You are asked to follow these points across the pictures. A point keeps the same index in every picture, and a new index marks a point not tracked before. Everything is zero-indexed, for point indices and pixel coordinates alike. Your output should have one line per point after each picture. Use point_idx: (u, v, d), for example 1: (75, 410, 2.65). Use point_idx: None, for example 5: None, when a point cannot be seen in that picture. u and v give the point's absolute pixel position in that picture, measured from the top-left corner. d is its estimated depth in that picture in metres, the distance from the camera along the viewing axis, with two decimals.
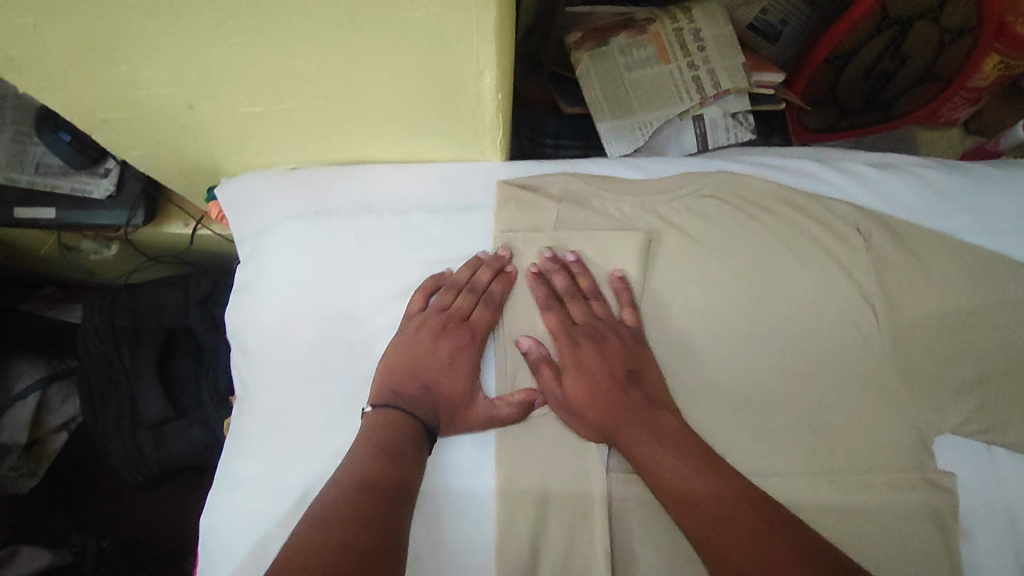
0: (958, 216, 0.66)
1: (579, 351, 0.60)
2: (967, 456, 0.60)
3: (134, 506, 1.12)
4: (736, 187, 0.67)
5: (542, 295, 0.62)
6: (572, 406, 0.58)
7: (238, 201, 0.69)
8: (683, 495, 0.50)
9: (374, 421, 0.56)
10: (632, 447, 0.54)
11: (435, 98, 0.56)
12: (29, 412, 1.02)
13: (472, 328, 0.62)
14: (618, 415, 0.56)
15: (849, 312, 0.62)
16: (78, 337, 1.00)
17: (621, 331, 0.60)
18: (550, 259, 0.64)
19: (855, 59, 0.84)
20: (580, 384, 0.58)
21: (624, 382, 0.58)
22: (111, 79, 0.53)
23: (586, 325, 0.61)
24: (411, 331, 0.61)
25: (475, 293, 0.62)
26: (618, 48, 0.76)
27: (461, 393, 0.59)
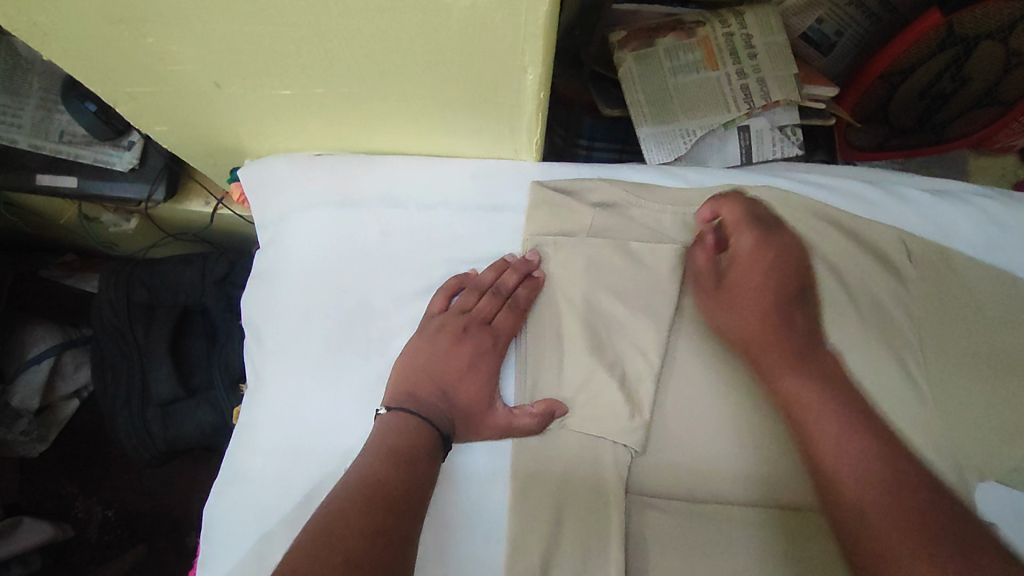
0: (1015, 251, 0.62)
1: (754, 251, 0.58)
2: (1010, 507, 0.56)
3: (139, 479, 1.11)
4: (784, 203, 0.63)
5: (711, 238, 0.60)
6: (730, 310, 0.57)
7: (261, 186, 0.67)
8: (826, 408, 0.50)
9: (387, 424, 0.53)
10: (779, 373, 0.53)
11: (472, 92, 0.53)
12: (42, 377, 1.02)
13: (494, 333, 0.59)
14: (778, 338, 0.54)
15: (900, 345, 0.58)
16: (94, 307, 0.99)
17: (783, 254, 0.58)
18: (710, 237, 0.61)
19: (912, 77, 0.79)
20: (741, 285, 0.57)
21: (790, 304, 0.56)
22: (139, 51, 0.51)
23: (779, 241, 0.59)
24: (430, 332, 0.59)
25: (499, 296, 0.60)
26: (664, 50, 0.72)
27: (478, 401, 0.56)
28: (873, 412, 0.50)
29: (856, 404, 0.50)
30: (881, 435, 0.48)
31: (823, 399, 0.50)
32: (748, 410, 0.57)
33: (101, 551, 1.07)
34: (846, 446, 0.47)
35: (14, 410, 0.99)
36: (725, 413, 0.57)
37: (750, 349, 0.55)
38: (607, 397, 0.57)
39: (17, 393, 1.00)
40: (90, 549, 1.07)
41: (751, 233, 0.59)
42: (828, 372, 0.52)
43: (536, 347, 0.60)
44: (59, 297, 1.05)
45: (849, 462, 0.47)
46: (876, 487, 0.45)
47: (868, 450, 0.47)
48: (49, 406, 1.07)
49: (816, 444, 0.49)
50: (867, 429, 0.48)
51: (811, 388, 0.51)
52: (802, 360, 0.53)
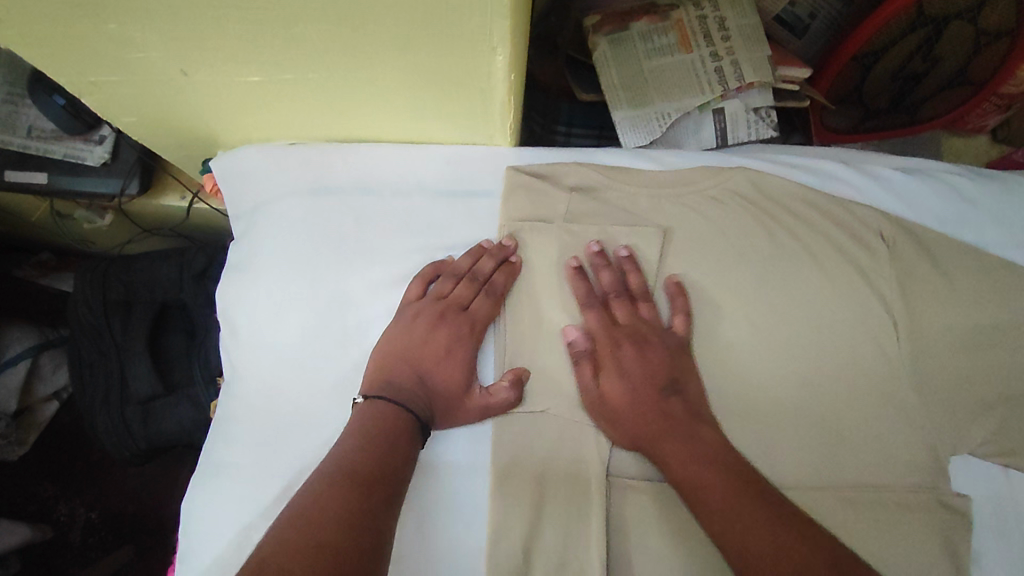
0: (987, 228, 0.62)
1: (618, 361, 0.56)
2: (982, 480, 0.57)
3: (123, 480, 1.10)
4: (759, 184, 0.63)
5: (581, 292, 0.58)
6: (617, 423, 0.54)
7: (236, 177, 0.66)
8: (679, 455, 0.51)
9: (364, 413, 0.53)
10: (666, 456, 0.51)
11: (443, 75, 0.52)
12: (19, 379, 1.01)
13: (471, 318, 0.59)
14: (660, 425, 0.53)
15: (873, 322, 0.59)
16: (70, 307, 0.99)
17: (666, 337, 0.57)
18: (599, 252, 0.59)
19: (884, 58, 0.78)
20: (616, 397, 0.55)
21: (665, 393, 0.54)
22: (101, 38, 0.49)
23: (628, 329, 0.57)
24: (407, 319, 0.58)
25: (476, 282, 0.59)
26: (638, 33, 0.71)
27: (456, 386, 0.56)
28: (771, 490, 0.48)
29: (751, 481, 0.49)
30: (772, 510, 0.46)
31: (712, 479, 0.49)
32: (724, 391, 0.58)
33: (86, 554, 1.05)
34: (696, 481, 0.49)
35: None
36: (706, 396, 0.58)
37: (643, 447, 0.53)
38: None
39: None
40: (74, 552, 1.05)
41: (684, 315, 0.58)
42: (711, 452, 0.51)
43: (514, 334, 0.60)
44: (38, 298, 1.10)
45: (748, 546, 0.44)
46: (737, 521, 0.46)
47: (724, 497, 0.47)
48: (27, 409, 1.05)
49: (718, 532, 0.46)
50: (762, 508, 0.46)
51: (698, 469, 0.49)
52: (657, 409, 0.53)
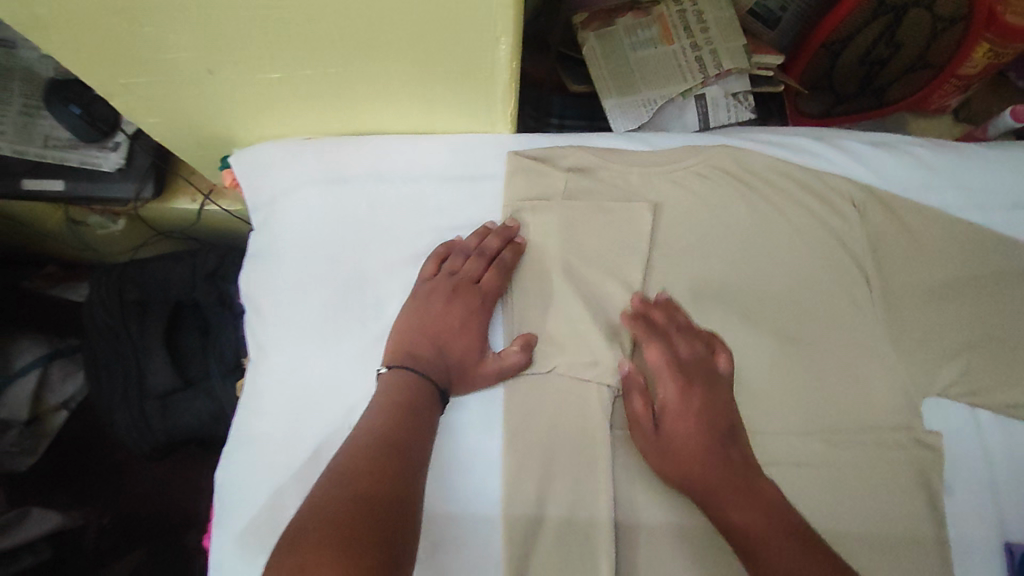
0: (947, 191, 0.68)
1: (678, 398, 0.57)
2: (953, 420, 0.62)
3: (136, 482, 1.14)
4: (740, 160, 0.68)
5: (642, 334, 0.60)
6: (675, 455, 0.55)
7: (255, 171, 0.71)
8: (742, 508, 0.51)
9: (389, 380, 0.57)
10: (725, 507, 0.52)
11: (450, 66, 0.57)
12: (31, 388, 1.04)
13: (482, 292, 0.63)
14: (720, 471, 0.53)
15: (848, 280, 0.65)
16: (84, 312, 1.03)
17: (719, 383, 0.58)
18: (643, 301, 0.62)
19: (851, 45, 0.85)
20: (676, 424, 0.56)
21: (727, 440, 0.55)
22: (137, 41, 0.54)
23: (691, 364, 0.59)
24: (424, 294, 0.63)
25: (485, 257, 0.64)
26: (623, 28, 0.77)
27: (471, 353, 0.61)
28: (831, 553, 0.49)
29: (812, 542, 0.49)
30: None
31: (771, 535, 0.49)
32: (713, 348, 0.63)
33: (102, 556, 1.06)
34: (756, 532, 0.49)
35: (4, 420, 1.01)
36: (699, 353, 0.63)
37: (702, 497, 0.53)
38: (588, 340, 0.62)
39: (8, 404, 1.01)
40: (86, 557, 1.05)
41: (727, 355, 0.60)
42: (773, 509, 0.51)
43: (521, 304, 0.65)
44: (49, 308, 1.12)
45: None
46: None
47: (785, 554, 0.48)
48: (39, 418, 1.07)
49: None
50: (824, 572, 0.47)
51: (757, 523, 0.50)
52: (721, 459, 0.54)
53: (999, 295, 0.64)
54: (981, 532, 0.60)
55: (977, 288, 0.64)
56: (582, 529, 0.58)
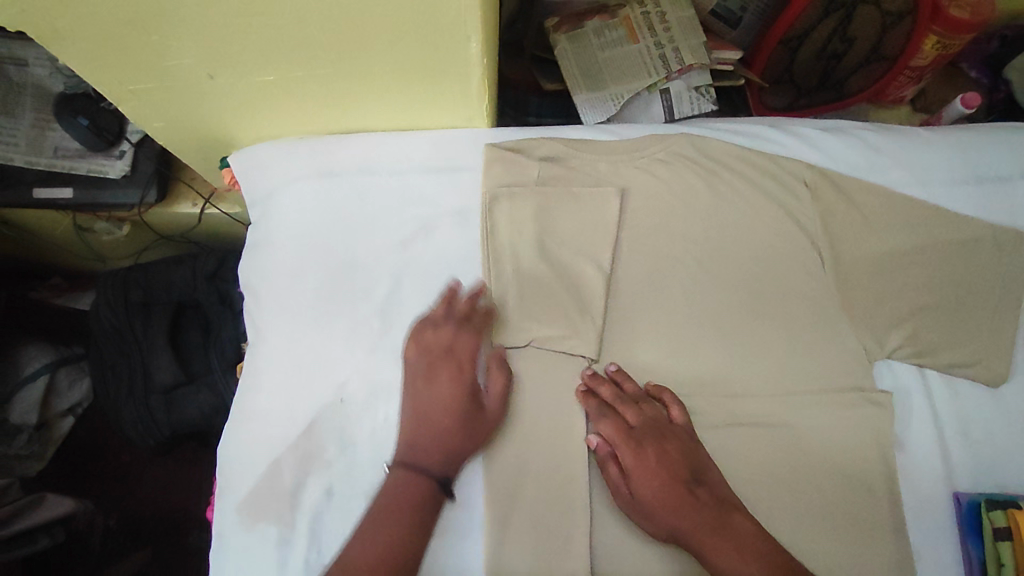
0: (893, 170, 0.73)
1: (637, 461, 0.61)
2: (903, 379, 0.67)
3: (139, 485, 1.18)
4: (700, 146, 0.73)
5: (591, 410, 0.64)
6: (653, 520, 0.60)
7: (252, 169, 0.76)
8: (727, 549, 0.56)
9: (390, 484, 0.58)
10: (714, 555, 0.56)
11: (427, 64, 0.63)
12: (37, 394, 1.09)
13: (459, 360, 0.64)
14: (698, 525, 0.57)
15: (802, 254, 0.70)
16: (92, 317, 1.08)
17: (676, 434, 0.62)
18: (592, 374, 0.66)
19: (807, 41, 0.91)
20: (643, 484, 0.60)
21: (692, 488, 0.59)
22: (142, 48, 0.60)
23: (644, 428, 0.63)
24: (409, 383, 0.63)
25: (454, 325, 0.65)
26: (592, 30, 0.83)
27: (472, 421, 0.62)
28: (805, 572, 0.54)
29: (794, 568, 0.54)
30: None
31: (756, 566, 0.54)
32: (676, 320, 0.69)
33: (105, 555, 1.12)
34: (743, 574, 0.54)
35: (13, 425, 1.05)
36: (663, 326, 0.68)
37: (685, 540, 0.58)
38: (562, 315, 0.68)
39: (15, 410, 1.07)
40: (94, 556, 1.12)
41: (677, 407, 0.64)
42: (755, 540, 0.56)
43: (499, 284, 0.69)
44: (53, 317, 1.15)
45: None
46: None
47: None
48: (46, 424, 1.12)
49: None
50: None
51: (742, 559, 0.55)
52: (688, 506, 0.58)
53: (943, 263, 0.69)
54: (929, 483, 0.65)
55: (922, 258, 0.69)
56: (557, 488, 0.64)
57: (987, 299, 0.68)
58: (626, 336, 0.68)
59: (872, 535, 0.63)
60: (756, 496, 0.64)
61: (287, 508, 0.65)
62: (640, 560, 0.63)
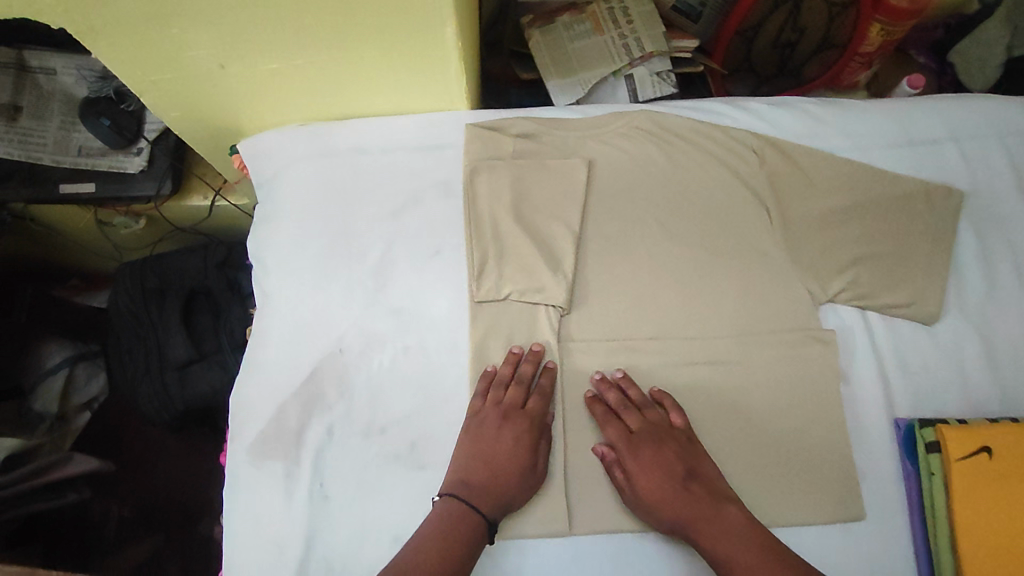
0: (834, 137, 0.81)
1: (638, 463, 0.68)
2: (846, 320, 0.75)
3: (154, 477, 1.22)
4: (659, 121, 0.81)
5: (596, 414, 0.71)
6: (654, 513, 0.67)
7: (258, 153, 0.85)
8: (721, 536, 0.64)
9: (444, 511, 0.65)
10: (708, 541, 0.64)
11: (411, 48, 0.71)
12: (58, 385, 1.15)
13: (529, 415, 0.70)
14: (696, 517, 0.65)
15: (753, 213, 0.77)
16: (110, 314, 1.18)
17: (674, 437, 0.69)
18: (602, 379, 0.72)
19: (762, 31, 1.00)
20: (650, 484, 0.67)
21: (688, 485, 0.67)
22: (164, 40, 0.69)
23: (643, 432, 0.69)
24: (474, 425, 0.70)
25: (523, 385, 0.71)
26: (562, 24, 0.92)
27: (525, 469, 0.68)
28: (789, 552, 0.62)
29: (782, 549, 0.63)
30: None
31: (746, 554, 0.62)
32: (640, 274, 0.76)
33: (120, 540, 1.16)
34: (734, 557, 0.63)
35: (35, 413, 1.12)
36: (628, 279, 0.76)
37: (683, 528, 0.66)
38: (537, 271, 0.75)
39: (37, 400, 1.13)
40: (108, 543, 1.15)
41: (677, 412, 0.71)
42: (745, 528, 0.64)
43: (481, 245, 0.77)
44: (78, 316, 1.27)
45: None
46: None
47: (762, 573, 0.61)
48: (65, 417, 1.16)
49: None
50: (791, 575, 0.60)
51: (734, 546, 0.63)
52: (686, 501, 0.66)
53: (879, 217, 0.77)
54: (870, 412, 0.72)
55: (860, 213, 0.77)
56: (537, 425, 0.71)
57: (919, 248, 0.76)
58: (596, 289, 0.76)
59: (816, 457, 0.70)
60: (708, 424, 0.72)
61: (292, 447, 0.72)
62: (609, 480, 0.70)
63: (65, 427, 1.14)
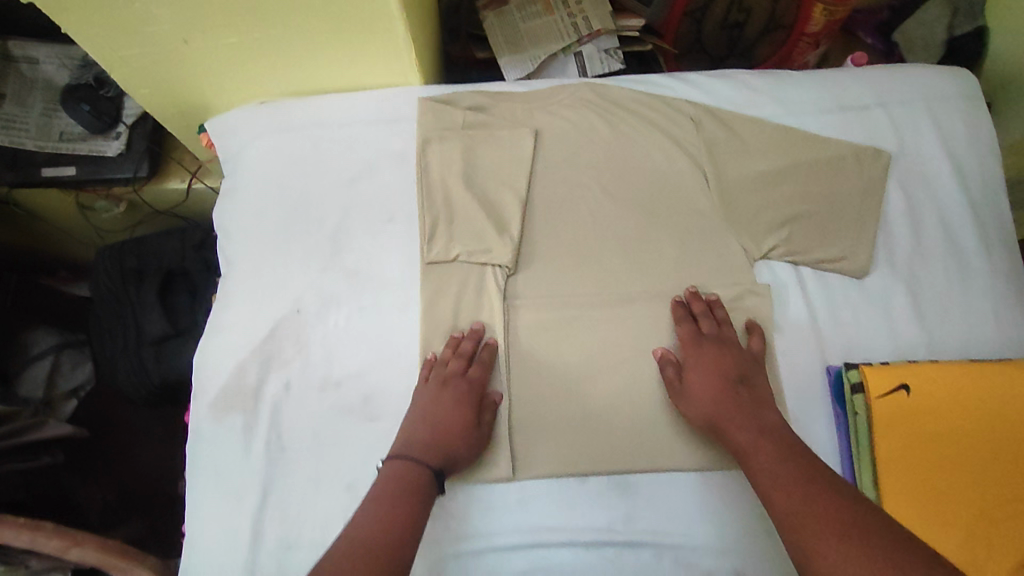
0: (768, 106, 0.85)
1: (699, 359, 0.72)
2: (779, 276, 0.78)
3: (137, 462, 1.24)
4: (602, 93, 0.86)
5: (676, 314, 0.75)
6: (694, 403, 0.70)
7: (223, 129, 0.89)
8: (749, 431, 0.66)
9: (391, 469, 0.66)
10: (736, 432, 0.66)
11: (361, 21, 0.76)
12: (43, 372, 1.17)
13: (470, 382, 0.73)
14: (734, 413, 0.68)
15: (691, 176, 0.81)
16: (92, 307, 1.21)
17: (739, 349, 0.73)
18: (694, 292, 0.76)
19: (708, 13, 1.04)
20: (700, 379, 0.71)
21: (737, 385, 0.70)
22: (127, 15, 0.73)
23: (711, 336, 0.73)
24: (419, 394, 0.73)
25: (464, 358, 0.74)
26: (515, 6, 0.96)
27: (465, 433, 0.70)
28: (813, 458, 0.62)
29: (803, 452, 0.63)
30: (821, 472, 0.60)
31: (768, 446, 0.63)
32: (583, 235, 0.80)
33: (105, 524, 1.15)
34: (755, 446, 0.64)
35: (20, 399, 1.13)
36: (573, 241, 0.80)
37: (717, 420, 0.68)
38: (485, 233, 0.79)
39: (23, 386, 1.15)
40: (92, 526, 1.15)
41: (755, 337, 0.74)
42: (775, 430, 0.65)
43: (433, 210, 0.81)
44: (62, 304, 1.27)
45: (801, 501, 0.57)
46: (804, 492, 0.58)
47: (783, 462, 0.61)
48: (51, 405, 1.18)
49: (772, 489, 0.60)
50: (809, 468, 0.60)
51: (757, 440, 0.65)
52: (730, 396, 0.69)
53: (811, 179, 0.81)
54: (801, 361, 0.76)
55: (793, 175, 0.81)
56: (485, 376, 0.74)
57: (849, 207, 0.80)
58: (542, 250, 0.80)
59: None
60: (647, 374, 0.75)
61: (253, 401, 0.76)
62: (553, 427, 0.74)
63: (51, 412, 1.16)
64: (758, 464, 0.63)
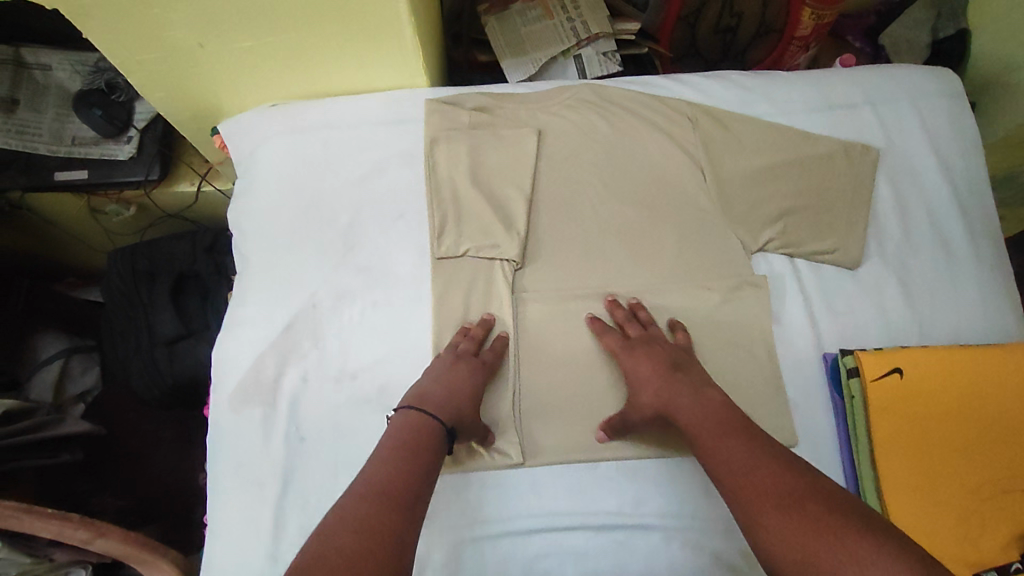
0: (763, 105, 0.89)
1: (629, 354, 0.74)
2: (776, 267, 0.82)
3: (151, 467, 1.24)
4: (603, 94, 0.89)
5: (600, 326, 0.78)
6: (637, 397, 0.72)
7: (237, 132, 0.91)
8: (693, 410, 0.67)
9: (397, 423, 0.67)
10: (681, 414, 0.68)
11: (371, 25, 0.79)
12: (53, 376, 1.19)
13: (482, 359, 0.75)
14: (672, 398, 0.69)
15: (690, 174, 0.85)
16: (104, 312, 1.23)
17: (666, 342, 0.75)
18: (614, 302, 0.79)
19: (702, 18, 1.09)
20: (635, 374, 0.73)
21: (672, 370, 0.72)
22: (146, 21, 0.76)
23: (637, 334, 0.76)
24: (436, 362, 0.74)
25: (472, 342, 0.76)
26: (516, 11, 1.00)
27: (471, 404, 0.71)
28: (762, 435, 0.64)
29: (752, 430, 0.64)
30: (768, 449, 0.61)
31: (712, 427, 0.65)
32: (587, 230, 0.83)
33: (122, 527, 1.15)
34: (697, 426, 0.66)
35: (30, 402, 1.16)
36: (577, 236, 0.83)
37: (661, 408, 0.70)
38: (492, 229, 0.82)
39: (34, 390, 1.17)
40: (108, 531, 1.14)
41: (680, 332, 0.77)
42: (717, 407, 0.67)
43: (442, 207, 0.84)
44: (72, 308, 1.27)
45: (755, 480, 0.58)
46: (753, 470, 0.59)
47: (730, 440, 0.63)
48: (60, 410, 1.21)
49: (726, 464, 0.61)
50: (757, 444, 0.62)
51: (699, 420, 0.66)
52: (666, 381, 0.71)
53: (804, 175, 0.84)
54: (798, 349, 0.79)
55: (787, 171, 0.84)
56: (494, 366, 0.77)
57: (840, 201, 0.83)
58: (547, 245, 0.83)
59: (750, 390, 0.76)
60: None
61: (269, 394, 0.78)
62: (563, 415, 0.77)
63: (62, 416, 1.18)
64: (703, 443, 0.64)
